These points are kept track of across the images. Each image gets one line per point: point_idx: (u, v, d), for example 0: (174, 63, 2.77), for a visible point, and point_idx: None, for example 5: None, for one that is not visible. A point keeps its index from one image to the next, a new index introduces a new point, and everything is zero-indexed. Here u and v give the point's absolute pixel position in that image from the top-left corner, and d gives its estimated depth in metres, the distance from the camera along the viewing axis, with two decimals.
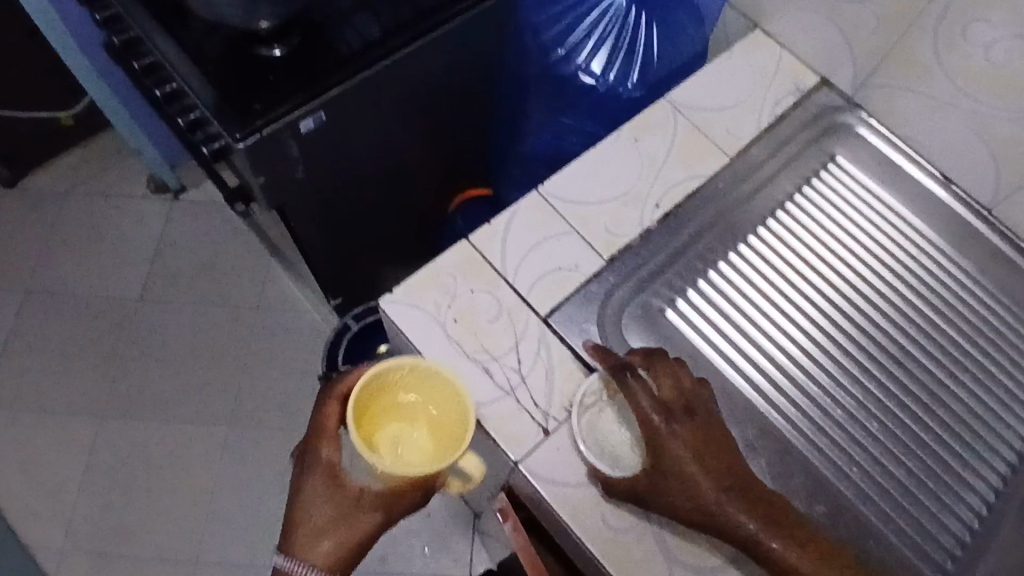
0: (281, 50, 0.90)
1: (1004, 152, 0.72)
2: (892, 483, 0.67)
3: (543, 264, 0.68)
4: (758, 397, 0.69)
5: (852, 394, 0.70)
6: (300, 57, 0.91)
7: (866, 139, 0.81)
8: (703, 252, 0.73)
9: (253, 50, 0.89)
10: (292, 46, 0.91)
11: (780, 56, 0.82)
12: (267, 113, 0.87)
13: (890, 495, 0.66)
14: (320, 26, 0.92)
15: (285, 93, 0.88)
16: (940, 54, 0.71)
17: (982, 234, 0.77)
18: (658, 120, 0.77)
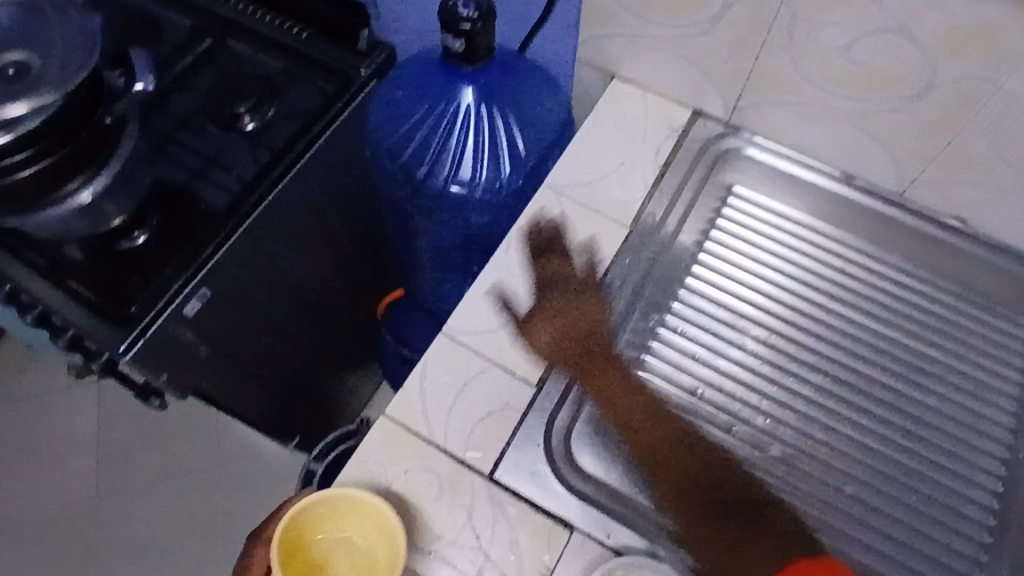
0: (143, 236, 0.83)
1: (892, 141, 0.69)
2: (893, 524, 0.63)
3: (472, 414, 0.63)
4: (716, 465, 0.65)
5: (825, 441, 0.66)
6: (163, 241, 0.83)
7: (756, 158, 0.77)
8: (632, 338, 0.69)
9: (113, 247, 0.82)
10: (153, 228, 0.83)
11: (646, 99, 0.79)
12: (145, 318, 0.78)
13: (894, 538, 0.63)
14: (178, 196, 0.86)
15: (163, 277, 0.80)
16: (800, 67, 0.67)
17: (901, 222, 0.74)
18: (544, 211, 0.72)
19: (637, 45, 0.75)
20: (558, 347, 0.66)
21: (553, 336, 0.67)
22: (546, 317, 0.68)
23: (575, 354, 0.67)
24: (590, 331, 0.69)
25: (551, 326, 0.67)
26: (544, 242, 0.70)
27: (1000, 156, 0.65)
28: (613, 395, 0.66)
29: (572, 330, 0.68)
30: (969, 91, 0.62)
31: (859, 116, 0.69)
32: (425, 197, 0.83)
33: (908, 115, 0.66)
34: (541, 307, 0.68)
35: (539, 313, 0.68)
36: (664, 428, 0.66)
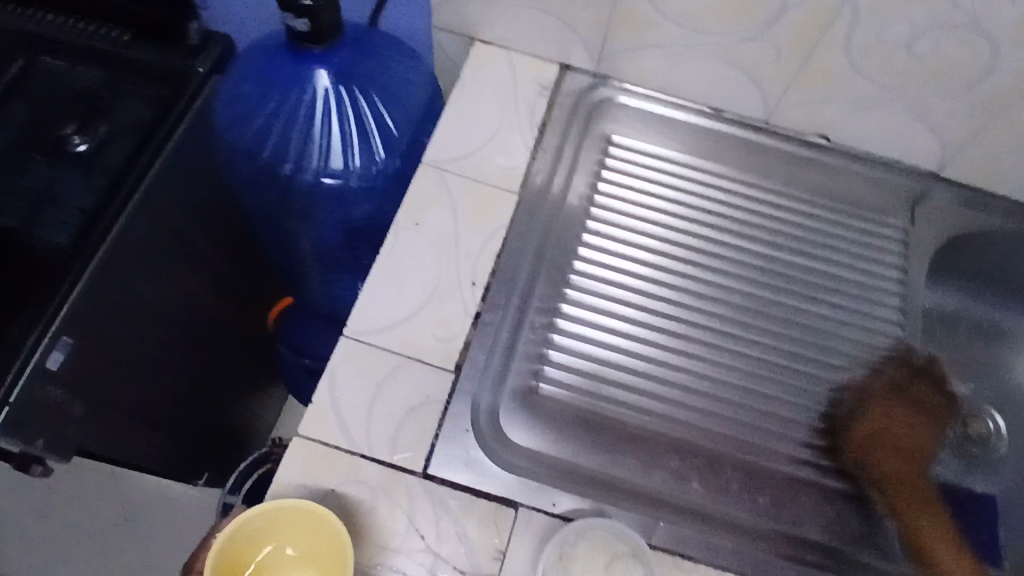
0: None
1: (755, 71, 0.71)
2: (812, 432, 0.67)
3: (394, 414, 0.59)
4: (649, 404, 0.66)
5: (741, 368, 0.69)
6: (5, 291, 0.71)
7: (629, 106, 0.78)
8: (541, 305, 0.68)
9: None
10: None
11: (511, 58, 0.77)
12: (1, 384, 0.66)
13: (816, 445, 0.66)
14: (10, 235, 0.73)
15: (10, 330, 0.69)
16: (658, 5, 0.68)
17: (769, 147, 0.77)
18: (429, 193, 0.69)
19: (495, 4, 0.72)
20: (878, 442, 0.67)
21: (890, 451, 0.67)
22: (869, 410, 0.69)
23: (887, 456, 0.66)
24: (913, 433, 0.70)
25: (872, 424, 0.68)
26: (918, 369, 0.72)
27: (858, 72, 0.68)
28: (896, 480, 0.65)
29: (892, 428, 0.69)
30: (825, 9, 0.63)
31: (719, 48, 0.70)
32: (296, 196, 0.76)
33: (767, 41, 0.68)
34: (898, 415, 0.70)
35: (858, 416, 0.68)
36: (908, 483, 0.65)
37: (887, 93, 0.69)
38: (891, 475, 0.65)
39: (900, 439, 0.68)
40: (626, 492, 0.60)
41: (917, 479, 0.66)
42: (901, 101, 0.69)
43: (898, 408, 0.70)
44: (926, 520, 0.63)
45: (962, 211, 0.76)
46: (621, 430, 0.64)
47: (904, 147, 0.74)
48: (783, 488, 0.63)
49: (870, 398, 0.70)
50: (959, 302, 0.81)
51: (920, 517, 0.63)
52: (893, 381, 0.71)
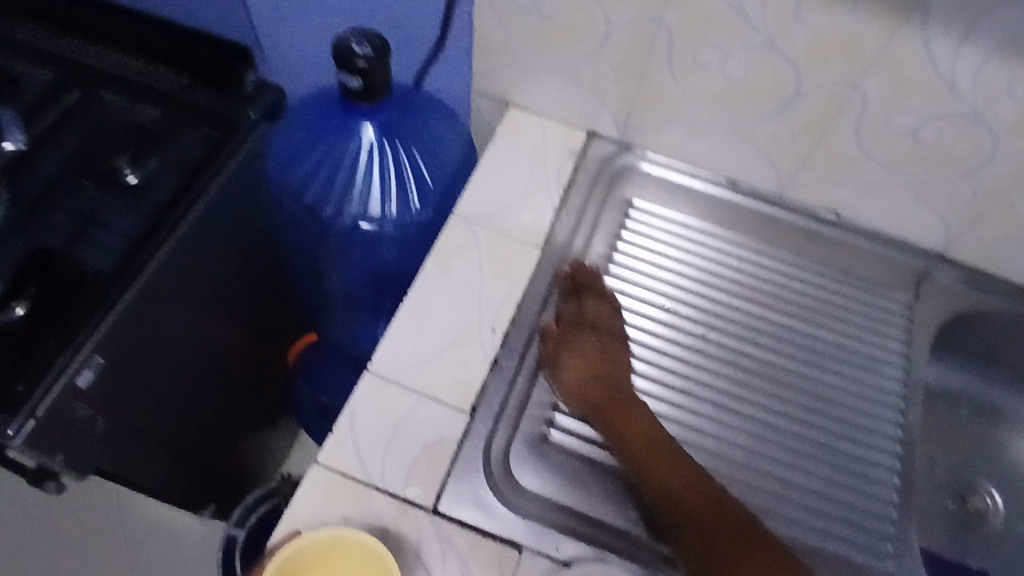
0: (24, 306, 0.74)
1: (769, 149, 0.76)
2: (813, 497, 0.68)
3: (409, 451, 0.62)
4: None
5: (722, 419, 0.71)
6: (50, 313, 0.75)
7: (650, 173, 0.82)
8: (557, 355, 0.71)
9: None
10: (33, 295, 0.75)
11: (541, 123, 0.82)
12: (31, 398, 0.70)
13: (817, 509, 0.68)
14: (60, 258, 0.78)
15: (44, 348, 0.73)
16: (681, 84, 0.73)
17: (781, 219, 0.80)
18: (457, 243, 0.73)
19: (531, 73, 0.78)
20: (591, 383, 0.68)
21: (600, 386, 0.68)
22: (579, 358, 0.69)
23: (598, 397, 0.67)
24: (613, 360, 0.70)
25: (587, 361, 0.69)
26: (580, 284, 0.73)
27: (867, 155, 0.72)
28: (629, 422, 0.66)
29: (601, 370, 0.69)
30: (835, 97, 0.68)
31: (736, 127, 0.75)
32: (333, 238, 0.81)
33: (781, 123, 0.72)
34: (586, 344, 0.70)
35: (573, 346, 0.69)
36: (642, 428, 0.66)
37: (893, 177, 0.73)
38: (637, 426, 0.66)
39: (605, 369, 0.69)
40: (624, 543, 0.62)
41: (656, 431, 0.65)
42: (908, 184, 0.73)
43: (597, 387, 0.68)
44: (634, 434, 0.65)
45: (966, 291, 0.79)
46: (622, 480, 0.67)
47: (911, 227, 0.78)
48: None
49: (585, 316, 0.71)
50: (963, 380, 0.83)
51: (670, 469, 0.63)
52: (603, 340, 0.70)
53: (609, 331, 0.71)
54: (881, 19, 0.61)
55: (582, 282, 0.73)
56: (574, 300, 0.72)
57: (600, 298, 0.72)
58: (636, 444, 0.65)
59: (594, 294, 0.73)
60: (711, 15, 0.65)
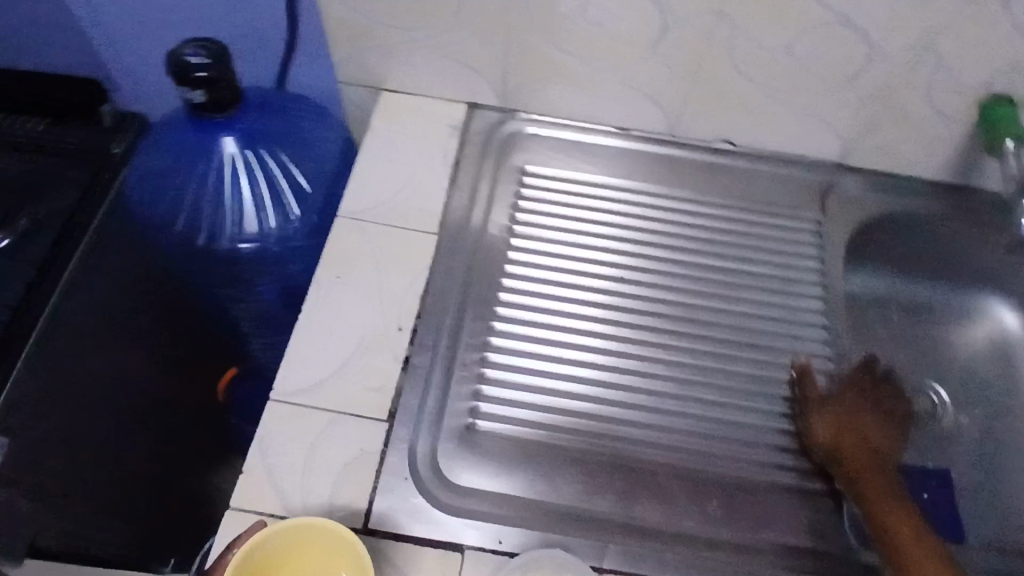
0: None
1: (652, 90, 0.73)
2: (756, 432, 0.67)
3: (328, 473, 0.58)
4: (588, 426, 0.65)
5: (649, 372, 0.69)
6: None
7: (539, 136, 0.79)
8: (471, 340, 0.67)
9: None
10: None
11: (418, 104, 0.78)
12: None
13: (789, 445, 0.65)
14: None
15: None
16: (549, 39, 0.69)
17: (678, 158, 0.79)
18: (347, 245, 0.69)
19: (394, 53, 0.73)
20: (840, 429, 0.66)
21: (837, 428, 0.66)
22: (836, 414, 0.67)
23: (862, 476, 0.63)
24: (859, 417, 0.68)
25: (838, 420, 0.66)
26: (878, 380, 0.70)
27: (749, 80, 0.70)
28: (864, 472, 0.63)
29: (859, 428, 0.67)
30: (702, 26, 0.66)
31: (614, 73, 0.72)
32: (219, 265, 0.75)
33: (657, 61, 0.70)
34: (813, 390, 0.68)
35: (823, 410, 0.67)
36: (875, 498, 0.61)
37: (778, 96, 0.71)
38: (848, 456, 0.64)
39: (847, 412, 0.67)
40: (573, 520, 0.59)
41: (885, 489, 0.62)
42: (799, 100, 0.71)
43: (847, 400, 0.68)
44: (868, 469, 0.63)
45: (873, 196, 0.78)
46: (562, 456, 0.63)
47: (808, 143, 0.76)
48: (755, 505, 0.62)
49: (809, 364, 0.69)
50: (887, 284, 0.84)
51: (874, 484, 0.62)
52: (864, 387, 0.70)
53: (884, 392, 0.70)
54: None
55: (886, 392, 0.70)
56: (862, 374, 0.70)
57: (895, 395, 0.70)
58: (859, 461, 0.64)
59: (871, 366, 0.70)
60: None
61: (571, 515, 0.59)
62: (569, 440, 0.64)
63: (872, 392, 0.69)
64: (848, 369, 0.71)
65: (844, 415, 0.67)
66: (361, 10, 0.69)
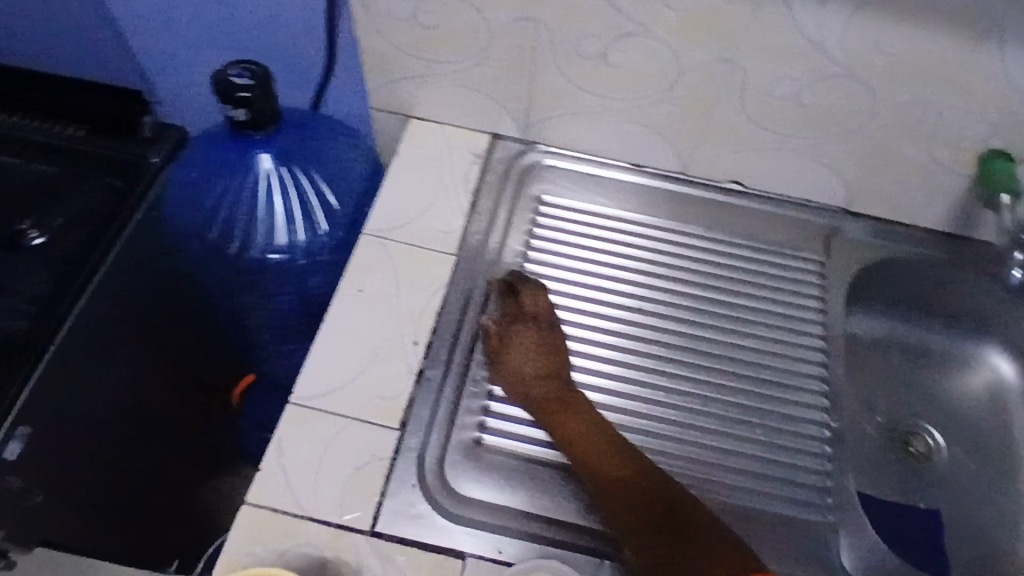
0: None
1: (665, 130, 0.77)
2: (546, 404, 0.65)
3: (339, 476, 0.61)
4: None
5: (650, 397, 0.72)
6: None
7: (557, 168, 0.83)
8: (482, 358, 0.70)
9: None
10: None
11: (444, 132, 0.82)
12: None
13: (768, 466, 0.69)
14: None
15: None
16: (570, 78, 0.74)
17: (689, 195, 0.82)
18: (369, 260, 0.72)
19: (424, 83, 0.78)
20: (540, 378, 0.65)
21: (559, 406, 0.64)
22: (503, 355, 0.67)
23: (567, 406, 0.64)
24: (549, 362, 0.66)
25: (528, 353, 0.66)
26: (518, 305, 0.69)
27: (758, 125, 0.74)
28: (573, 427, 0.63)
29: (523, 362, 0.66)
30: (715, 74, 0.70)
31: (629, 113, 0.76)
32: (246, 274, 0.78)
33: (671, 104, 0.74)
34: (525, 336, 0.67)
35: (496, 352, 0.67)
36: (615, 468, 0.60)
37: (785, 141, 0.75)
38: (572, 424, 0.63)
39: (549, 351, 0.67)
40: (571, 535, 0.61)
41: (576, 418, 0.63)
42: (805, 147, 0.75)
43: (517, 351, 0.66)
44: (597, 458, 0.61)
45: (874, 241, 0.81)
46: (563, 474, 0.66)
47: (813, 187, 0.80)
48: (563, 478, 0.65)
49: (529, 307, 0.69)
50: (886, 326, 0.87)
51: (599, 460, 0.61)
52: (535, 337, 0.67)
53: (545, 326, 0.68)
54: None
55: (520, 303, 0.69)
56: (521, 321, 0.68)
57: (537, 297, 0.69)
58: (604, 464, 0.61)
59: (539, 294, 0.70)
60: (584, 8, 0.66)
61: (569, 531, 0.62)
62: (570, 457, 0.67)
63: (534, 330, 0.67)
64: (527, 325, 0.68)
65: (504, 371, 0.67)
66: (396, 42, 0.74)
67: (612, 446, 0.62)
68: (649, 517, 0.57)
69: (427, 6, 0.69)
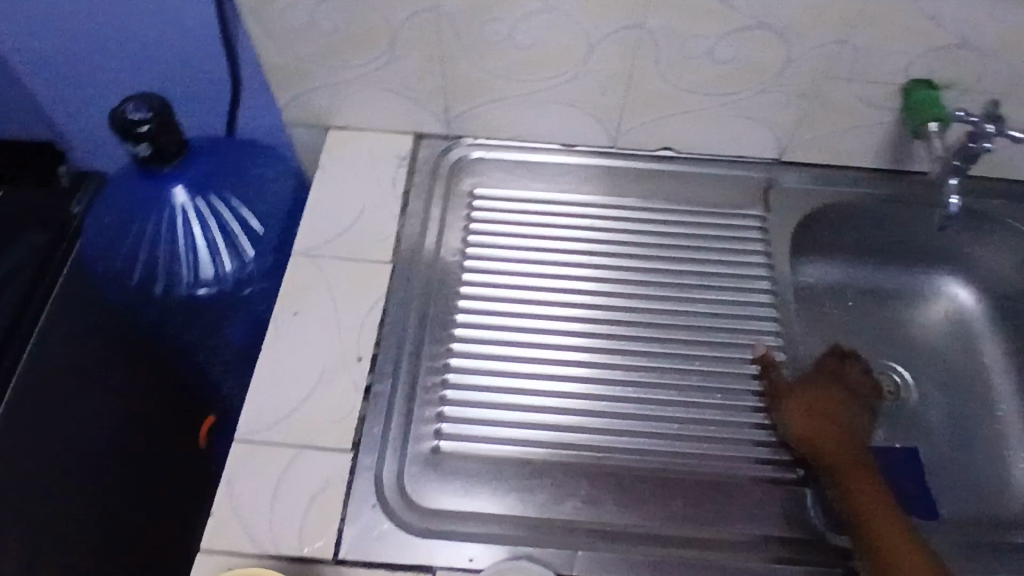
0: None
1: (589, 105, 0.75)
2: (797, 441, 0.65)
3: (296, 507, 0.59)
4: (554, 437, 0.66)
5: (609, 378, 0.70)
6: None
7: (486, 159, 0.81)
8: (431, 364, 0.68)
9: None
10: None
11: (366, 138, 0.80)
12: None
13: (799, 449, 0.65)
14: None
15: None
16: (482, 65, 0.71)
17: (623, 168, 0.81)
18: (302, 281, 0.70)
19: (336, 92, 0.75)
20: (823, 429, 0.65)
21: (808, 414, 0.66)
22: (803, 401, 0.67)
23: (852, 455, 0.64)
24: (831, 410, 0.67)
25: (818, 407, 0.66)
26: (843, 355, 0.71)
27: (681, 88, 0.72)
28: (839, 456, 0.64)
29: (812, 423, 0.65)
30: (628, 42, 0.68)
31: (549, 93, 0.74)
32: (178, 314, 0.75)
33: (590, 78, 0.72)
34: (814, 392, 0.67)
35: (792, 398, 0.67)
36: (869, 484, 0.62)
37: (709, 100, 0.74)
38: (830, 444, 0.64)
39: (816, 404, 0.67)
40: (545, 531, 0.60)
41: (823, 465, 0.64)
42: (731, 103, 0.74)
43: (792, 412, 0.66)
44: (854, 477, 0.62)
45: (814, 189, 0.80)
46: (528, 468, 0.64)
47: (746, 143, 0.79)
48: (752, 496, 0.63)
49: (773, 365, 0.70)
50: (840, 271, 0.86)
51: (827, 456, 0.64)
52: (825, 367, 0.70)
53: (851, 370, 0.70)
54: None
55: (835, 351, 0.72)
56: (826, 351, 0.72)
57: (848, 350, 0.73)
58: (847, 460, 0.63)
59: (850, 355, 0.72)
60: None
61: (543, 526, 0.60)
62: (534, 451, 0.65)
63: (823, 380, 0.69)
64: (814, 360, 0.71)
65: (789, 408, 0.67)
66: (297, 54, 0.71)
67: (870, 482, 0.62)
68: (938, 567, 0.57)
69: (323, 12, 0.67)
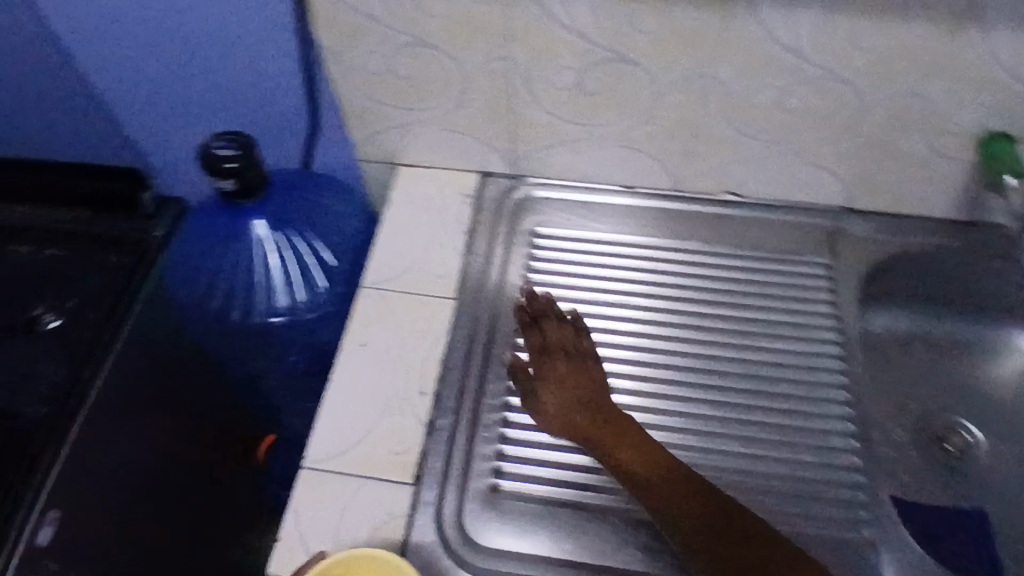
0: None
1: (653, 150, 0.76)
2: (578, 427, 0.65)
3: (359, 539, 0.60)
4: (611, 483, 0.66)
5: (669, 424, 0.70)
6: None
7: (548, 198, 0.82)
8: (492, 402, 0.69)
9: None
10: None
11: (433, 175, 0.82)
12: None
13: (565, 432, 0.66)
14: None
15: None
16: (549, 110, 0.73)
17: (686, 211, 0.81)
18: (369, 314, 0.72)
19: (407, 131, 0.78)
20: (577, 408, 0.66)
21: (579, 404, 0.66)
22: (555, 381, 0.68)
23: (598, 435, 0.64)
24: (593, 397, 0.66)
25: (567, 384, 0.67)
26: (536, 312, 0.72)
27: (747, 136, 0.73)
28: (614, 445, 0.63)
29: (564, 391, 0.67)
30: (696, 90, 0.69)
31: (614, 137, 0.75)
32: (251, 340, 0.79)
33: (655, 124, 0.73)
34: (557, 391, 0.67)
35: (541, 381, 0.68)
36: (631, 443, 0.62)
37: (776, 148, 0.74)
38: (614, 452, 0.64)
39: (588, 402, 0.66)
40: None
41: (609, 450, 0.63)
42: (797, 151, 0.73)
43: (550, 400, 0.67)
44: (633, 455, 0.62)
45: (881, 237, 0.79)
46: (586, 513, 0.64)
47: (812, 190, 0.78)
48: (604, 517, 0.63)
49: (563, 341, 0.70)
50: (906, 321, 0.84)
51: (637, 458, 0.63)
52: (571, 369, 0.68)
53: (581, 346, 0.69)
54: (711, 7, 0.61)
55: (540, 310, 0.72)
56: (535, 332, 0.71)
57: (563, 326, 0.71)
58: (642, 461, 0.61)
59: (566, 324, 0.71)
60: (555, 42, 0.66)
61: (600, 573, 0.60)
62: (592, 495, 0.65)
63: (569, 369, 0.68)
64: (551, 325, 0.71)
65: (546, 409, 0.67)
66: (373, 95, 0.74)
67: (659, 456, 0.61)
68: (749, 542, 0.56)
69: (399, 57, 0.70)
